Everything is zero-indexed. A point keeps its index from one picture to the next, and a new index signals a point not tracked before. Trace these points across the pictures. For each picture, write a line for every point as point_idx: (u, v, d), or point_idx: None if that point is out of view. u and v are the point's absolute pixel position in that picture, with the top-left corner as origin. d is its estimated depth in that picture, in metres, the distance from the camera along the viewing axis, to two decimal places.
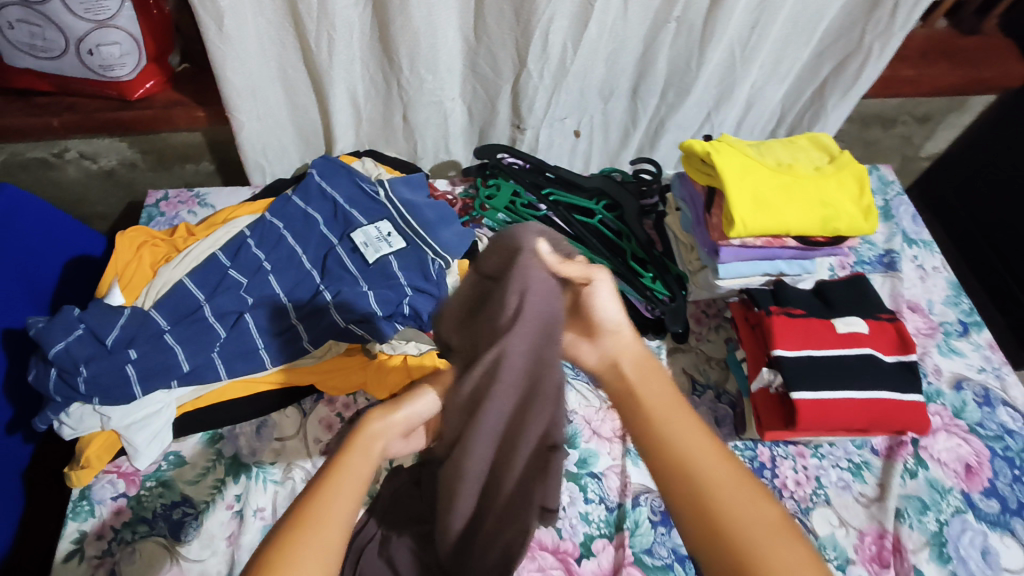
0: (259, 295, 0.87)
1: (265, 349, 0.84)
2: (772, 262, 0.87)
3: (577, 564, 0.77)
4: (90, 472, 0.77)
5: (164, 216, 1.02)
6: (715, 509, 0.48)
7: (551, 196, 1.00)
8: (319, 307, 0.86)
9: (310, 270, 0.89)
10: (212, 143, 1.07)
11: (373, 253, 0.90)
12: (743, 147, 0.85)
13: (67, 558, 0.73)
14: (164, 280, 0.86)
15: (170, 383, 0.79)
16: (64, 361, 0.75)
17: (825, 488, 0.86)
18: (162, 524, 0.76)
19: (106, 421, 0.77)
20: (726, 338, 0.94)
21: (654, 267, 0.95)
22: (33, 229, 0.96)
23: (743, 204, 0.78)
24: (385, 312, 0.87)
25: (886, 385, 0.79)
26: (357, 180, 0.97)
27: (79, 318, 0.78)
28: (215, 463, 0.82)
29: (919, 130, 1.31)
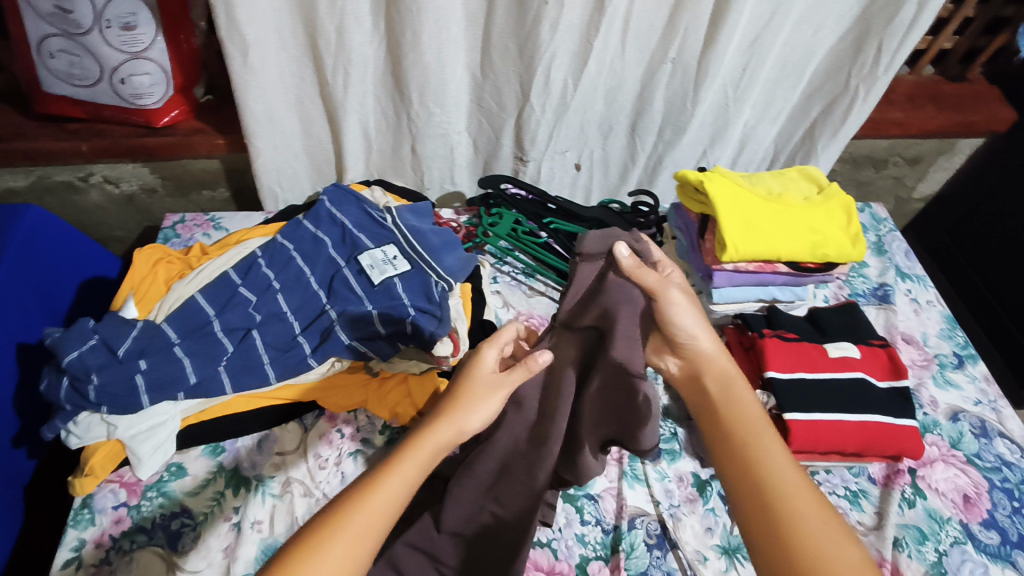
0: (267, 312, 0.89)
1: (271, 365, 0.86)
2: (765, 288, 0.90)
3: None
4: (93, 481, 0.79)
5: (180, 238, 1.06)
6: (800, 537, 0.49)
7: (551, 224, 1.04)
8: (325, 326, 0.89)
9: (317, 291, 0.92)
10: (229, 170, 1.12)
11: (379, 275, 0.93)
12: (736, 177, 0.89)
13: (65, 565, 0.74)
14: (177, 295, 0.89)
15: (176, 395, 0.81)
16: (77, 369, 0.77)
17: None
18: (160, 535, 0.77)
19: (112, 431, 0.78)
20: None
21: None
22: (56, 248, 1.00)
23: (735, 229, 0.81)
24: (388, 330, 0.90)
25: (877, 409, 0.80)
26: (365, 207, 1.01)
27: (94, 329, 0.80)
28: (215, 475, 0.83)
29: (910, 171, 1.35)
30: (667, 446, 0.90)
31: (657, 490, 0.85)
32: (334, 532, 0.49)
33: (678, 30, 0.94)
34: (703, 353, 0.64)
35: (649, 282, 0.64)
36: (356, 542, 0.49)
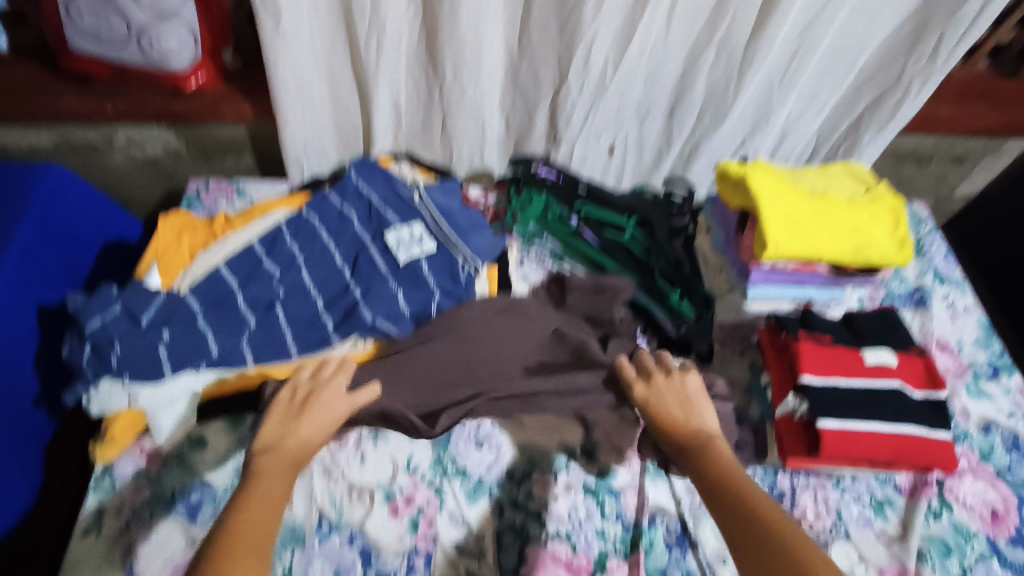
0: (290, 286, 0.88)
1: (293, 340, 0.84)
2: (801, 288, 0.87)
3: None
4: (114, 448, 0.79)
5: (203, 205, 1.05)
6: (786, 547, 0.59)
7: (582, 211, 1.02)
8: (349, 306, 0.87)
9: (340, 267, 0.91)
10: (255, 138, 1.10)
11: (404, 254, 0.91)
12: (779, 171, 0.85)
13: (86, 531, 0.75)
14: (201, 265, 0.89)
15: (199, 365, 0.79)
16: (100, 337, 0.77)
17: (845, 522, 0.85)
18: (180, 506, 0.78)
19: (134, 400, 0.77)
20: (752, 363, 0.94)
21: (682, 285, 0.95)
22: (79, 211, 0.98)
23: (777, 226, 0.77)
24: (414, 309, 0.89)
25: (912, 420, 0.77)
26: (393, 183, 0.99)
27: (117, 297, 0.80)
28: (234, 449, 0.83)
29: (954, 170, 1.30)
30: None
31: (679, 489, 0.84)
32: (232, 551, 0.58)
33: (726, 13, 0.90)
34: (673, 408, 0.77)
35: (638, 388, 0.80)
36: (254, 536, 0.61)
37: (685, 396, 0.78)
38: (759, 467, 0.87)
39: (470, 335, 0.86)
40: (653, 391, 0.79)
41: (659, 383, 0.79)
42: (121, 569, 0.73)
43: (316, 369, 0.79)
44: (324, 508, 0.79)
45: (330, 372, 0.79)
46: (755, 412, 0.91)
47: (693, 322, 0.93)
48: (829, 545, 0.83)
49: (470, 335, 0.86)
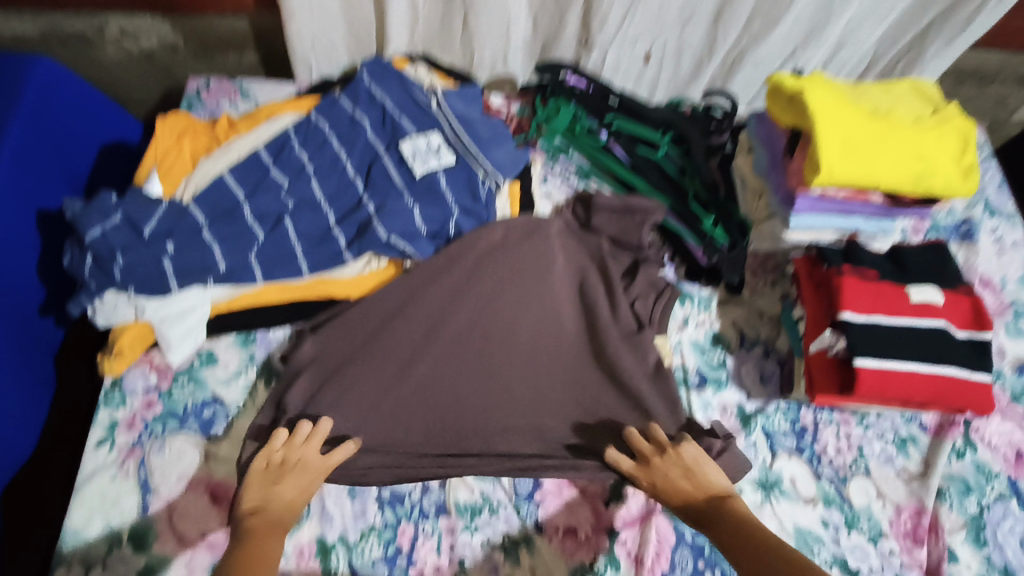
0: (300, 198, 0.82)
1: (304, 256, 0.80)
2: (849, 219, 0.81)
3: (605, 506, 0.76)
4: (123, 362, 0.77)
5: (204, 106, 0.97)
6: None
7: (613, 124, 0.93)
8: (362, 220, 0.82)
9: (353, 178, 0.85)
10: (258, 32, 1.01)
11: (421, 166, 0.85)
12: (838, 87, 0.77)
13: (99, 443, 0.74)
14: (203, 173, 0.83)
15: (206, 280, 0.76)
16: (101, 247, 0.73)
17: (865, 458, 0.84)
18: (192, 421, 0.77)
19: (140, 314, 0.74)
20: (783, 295, 0.90)
21: (717, 210, 0.89)
22: (72, 109, 0.91)
23: (832, 149, 0.70)
24: (430, 230, 0.84)
25: (953, 361, 0.73)
26: (409, 88, 0.91)
27: (117, 205, 0.76)
28: (246, 366, 0.81)
29: (1018, 91, 1.19)
30: (713, 375, 0.86)
31: (699, 420, 0.83)
32: None
33: None
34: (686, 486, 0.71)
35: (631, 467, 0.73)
36: None
37: (692, 468, 0.73)
38: (782, 399, 0.85)
39: (496, 269, 0.84)
40: (651, 473, 0.73)
41: (662, 461, 0.73)
42: (135, 479, 0.72)
43: (289, 436, 0.73)
44: (336, 429, 0.77)
45: (305, 433, 0.73)
46: (783, 345, 0.88)
47: (726, 252, 0.87)
48: (848, 480, 0.82)
49: (488, 265, 0.84)
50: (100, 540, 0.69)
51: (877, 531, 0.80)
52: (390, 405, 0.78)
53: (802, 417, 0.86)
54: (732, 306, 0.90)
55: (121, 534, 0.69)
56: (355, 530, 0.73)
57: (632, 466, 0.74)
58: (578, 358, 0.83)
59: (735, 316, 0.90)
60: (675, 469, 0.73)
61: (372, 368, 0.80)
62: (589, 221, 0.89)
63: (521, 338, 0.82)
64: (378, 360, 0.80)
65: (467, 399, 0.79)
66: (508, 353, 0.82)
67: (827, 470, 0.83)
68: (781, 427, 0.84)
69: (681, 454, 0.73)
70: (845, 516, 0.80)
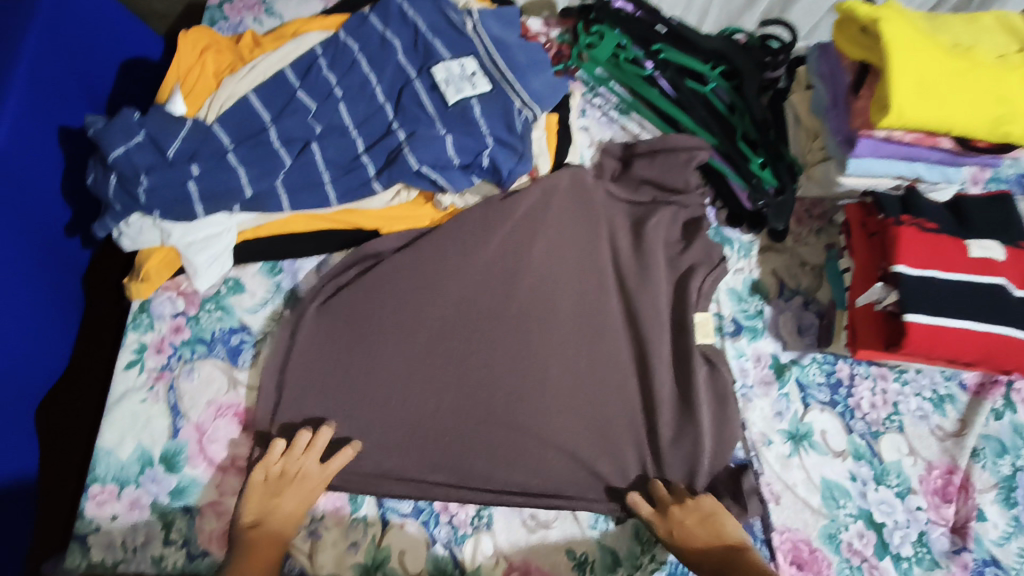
0: (328, 123, 0.79)
1: (331, 184, 0.77)
2: (911, 164, 0.75)
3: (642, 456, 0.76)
4: (150, 287, 0.76)
5: (228, 21, 0.92)
6: None
7: (660, 53, 0.86)
8: (391, 148, 0.78)
9: (383, 104, 0.81)
10: None
11: (454, 94, 0.80)
12: (916, 18, 0.70)
13: (129, 366, 0.74)
14: (228, 93, 0.79)
15: (233, 208, 0.75)
16: (125, 167, 0.71)
17: (900, 415, 0.82)
18: (220, 348, 0.76)
19: (166, 237, 0.73)
20: (829, 245, 0.87)
21: (766, 151, 0.84)
22: (92, 20, 0.86)
23: (906, 86, 0.64)
24: (463, 161, 0.80)
25: (1010, 321, 0.70)
26: (443, 7, 0.85)
27: (139, 123, 0.73)
28: (272, 295, 0.80)
29: None
30: (749, 324, 0.84)
31: (732, 368, 0.81)
32: None
33: None
34: (703, 541, 0.67)
35: (649, 514, 0.70)
36: None
37: (713, 521, 0.69)
38: (818, 352, 0.83)
39: (531, 207, 0.82)
40: (670, 517, 0.69)
41: (681, 512, 0.69)
42: (165, 401, 0.73)
43: (287, 448, 0.70)
44: (363, 361, 0.76)
45: (304, 443, 0.70)
46: (824, 297, 0.85)
47: (774, 196, 0.82)
48: (880, 435, 0.81)
49: (524, 201, 0.82)
50: (133, 460, 0.70)
51: (906, 487, 0.79)
52: (417, 341, 0.77)
53: (838, 370, 0.83)
54: (773, 254, 0.87)
55: (153, 455, 0.70)
56: (382, 461, 0.73)
57: (650, 509, 0.70)
58: (612, 305, 0.80)
59: (777, 264, 0.86)
60: (693, 525, 0.68)
61: (401, 308, 0.78)
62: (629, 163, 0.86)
63: (555, 282, 0.80)
64: (399, 318, 0.77)
65: (494, 337, 0.78)
66: (539, 292, 0.79)
67: (860, 424, 0.81)
68: (816, 379, 0.82)
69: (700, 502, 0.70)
70: (874, 471, 0.79)
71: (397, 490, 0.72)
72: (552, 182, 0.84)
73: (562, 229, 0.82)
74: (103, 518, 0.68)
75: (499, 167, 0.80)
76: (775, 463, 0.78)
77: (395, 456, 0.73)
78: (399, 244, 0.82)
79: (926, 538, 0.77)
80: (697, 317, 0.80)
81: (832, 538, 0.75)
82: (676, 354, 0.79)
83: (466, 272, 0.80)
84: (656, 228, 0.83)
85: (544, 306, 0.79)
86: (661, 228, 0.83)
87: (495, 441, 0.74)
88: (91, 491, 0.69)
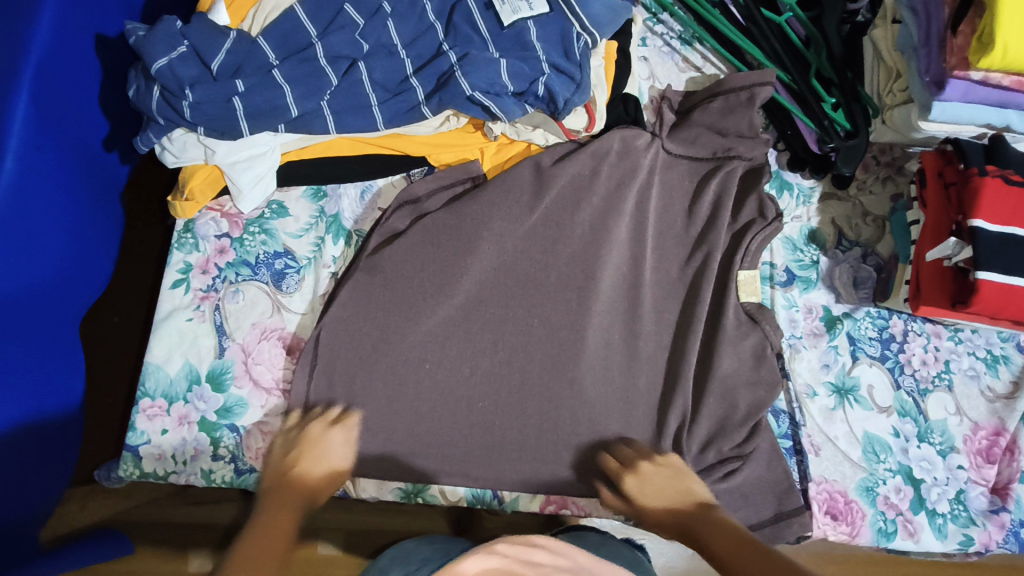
0: (375, 42, 0.74)
1: (379, 107, 0.74)
2: (1002, 110, 0.70)
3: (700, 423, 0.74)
4: (194, 207, 0.75)
5: None
6: None
7: None
8: (441, 71, 0.74)
9: (433, 23, 0.76)
10: None
11: (510, 14, 0.75)
12: None
13: (175, 284, 0.74)
14: (274, 3, 0.74)
15: (277, 126, 0.72)
16: (169, 80, 0.68)
17: (951, 373, 0.80)
18: (264, 272, 0.75)
19: (210, 155, 0.72)
20: (895, 196, 0.83)
21: (841, 92, 0.78)
22: None
23: (1017, 22, 0.59)
24: (517, 88, 0.75)
25: None
26: None
27: (183, 32, 0.69)
28: (317, 220, 0.78)
29: None
30: (803, 274, 0.81)
31: (782, 319, 0.79)
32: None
33: None
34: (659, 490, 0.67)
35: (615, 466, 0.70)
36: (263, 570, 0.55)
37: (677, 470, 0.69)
38: (872, 307, 0.81)
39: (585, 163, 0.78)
40: (634, 473, 0.69)
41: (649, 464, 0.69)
42: (210, 321, 0.73)
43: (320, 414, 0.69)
44: (402, 291, 0.73)
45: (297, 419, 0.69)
46: (884, 250, 0.82)
47: (845, 139, 0.78)
48: (928, 393, 0.79)
49: (578, 158, 0.78)
50: (181, 377, 0.71)
51: (948, 445, 0.78)
52: (463, 273, 0.74)
53: (892, 326, 0.81)
54: (834, 202, 0.83)
55: (199, 374, 0.71)
56: (421, 394, 0.72)
57: (618, 464, 0.70)
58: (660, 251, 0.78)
59: (836, 213, 0.83)
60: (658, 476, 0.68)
61: (442, 244, 0.75)
62: (690, 110, 0.82)
63: (603, 224, 0.77)
64: (438, 251, 0.75)
65: (542, 275, 0.75)
66: (588, 231, 0.77)
67: (909, 380, 0.79)
68: (868, 334, 0.80)
69: (669, 460, 0.70)
70: (917, 428, 0.78)
71: (436, 426, 0.72)
72: (603, 145, 0.79)
73: (614, 170, 0.79)
74: (154, 431, 0.69)
75: (554, 95, 0.75)
76: (817, 415, 0.77)
77: (436, 388, 0.72)
78: (445, 175, 0.79)
79: (964, 496, 0.76)
80: (742, 273, 0.78)
81: (869, 491, 0.75)
82: (725, 303, 0.77)
83: (510, 209, 0.76)
84: (711, 194, 0.80)
85: (593, 246, 0.76)
86: (720, 181, 0.80)
87: (538, 379, 0.73)
88: (142, 405, 0.70)
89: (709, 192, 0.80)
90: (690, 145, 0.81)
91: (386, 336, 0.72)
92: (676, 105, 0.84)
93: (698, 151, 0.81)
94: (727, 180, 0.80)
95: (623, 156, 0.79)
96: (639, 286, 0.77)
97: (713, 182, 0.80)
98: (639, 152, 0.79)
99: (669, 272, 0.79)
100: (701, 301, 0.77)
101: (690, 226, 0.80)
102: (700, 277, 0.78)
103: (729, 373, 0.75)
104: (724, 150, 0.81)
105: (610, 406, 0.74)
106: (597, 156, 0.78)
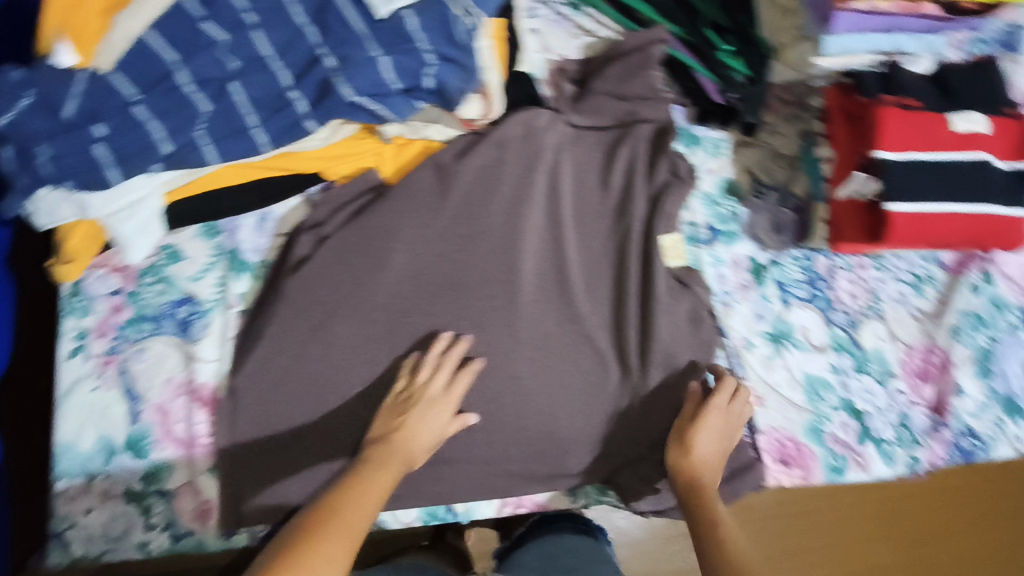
0: (244, 57, 0.67)
1: (259, 128, 0.67)
2: (891, 37, 0.75)
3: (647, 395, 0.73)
4: (77, 267, 0.69)
5: None
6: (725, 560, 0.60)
7: None
8: (322, 80, 0.68)
9: (304, 26, 0.68)
10: None
11: (386, 5, 0.68)
12: None
13: (73, 354, 0.69)
14: (122, 34, 0.64)
15: (152, 167, 0.66)
16: (18, 136, 0.61)
17: (880, 302, 0.81)
18: (168, 323, 0.71)
19: (85, 211, 0.66)
20: (805, 132, 0.79)
21: (735, 37, 0.79)
22: None
23: None
24: (405, 84, 0.70)
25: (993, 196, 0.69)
26: None
27: (20, 81, 0.60)
28: (216, 259, 0.74)
29: None
30: (724, 228, 0.80)
31: (710, 277, 0.79)
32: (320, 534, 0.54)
33: None
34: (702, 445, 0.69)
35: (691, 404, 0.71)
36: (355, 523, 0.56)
37: (725, 424, 0.69)
38: (795, 248, 0.80)
39: (489, 154, 0.75)
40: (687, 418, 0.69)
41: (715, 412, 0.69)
42: (117, 389, 0.68)
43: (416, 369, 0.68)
44: (318, 320, 0.70)
45: (448, 353, 0.69)
46: (800, 190, 0.80)
47: (745, 86, 0.79)
48: (860, 324, 0.80)
49: (479, 149, 0.75)
50: (97, 450, 0.67)
51: (885, 372, 0.79)
52: (378, 289, 0.71)
53: (817, 264, 0.81)
54: (746, 149, 0.82)
55: (116, 443, 0.67)
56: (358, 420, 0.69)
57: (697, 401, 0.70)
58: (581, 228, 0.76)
59: (750, 160, 0.81)
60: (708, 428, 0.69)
61: (351, 264, 0.71)
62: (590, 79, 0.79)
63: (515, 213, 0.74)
64: (351, 273, 0.71)
65: (462, 275, 0.72)
66: (503, 221, 0.74)
67: (840, 315, 0.80)
68: (796, 276, 0.80)
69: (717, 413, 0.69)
70: (854, 361, 0.79)
71: None
72: (504, 134, 0.76)
73: (519, 155, 0.76)
74: (78, 511, 0.66)
75: (446, 87, 0.72)
76: (758, 366, 0.77)
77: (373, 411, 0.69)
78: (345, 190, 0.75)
79: (906, 420, 0.78)
80: (665, 240, 0.76)
81: (815, 431, 0.76)
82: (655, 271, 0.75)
83: (418, 214, 0.73)
84: (622, 163, 0.78)
85: (510, 235, 0.74)
86: (631, 146, 0.78)
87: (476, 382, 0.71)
88: (59, 488, 0.66)
89: (622, 159, 0.78)
90: (594, 113, 0.78)
91: (309, 368, 0.69)
92: (574, 75, 0.82)
93: (603, 119, 0.79)
94: (638, 144, 0.78)
95: (528, 138, 0.76)
96: (565, 266, 0.75)
97: (622, 149, 0.77)
98: (543, 131, 0.76)
99: (594, 246, 0.76)
100: (630, 272, 0.75)
101: (608, 198, 0.77)
102: (626, 248, 0.76)
103: (669, 342, 0.74)
104: (630, 114, 0.78)
105: (554, 394, 0.72)
106: (501, 143, 0.75)
